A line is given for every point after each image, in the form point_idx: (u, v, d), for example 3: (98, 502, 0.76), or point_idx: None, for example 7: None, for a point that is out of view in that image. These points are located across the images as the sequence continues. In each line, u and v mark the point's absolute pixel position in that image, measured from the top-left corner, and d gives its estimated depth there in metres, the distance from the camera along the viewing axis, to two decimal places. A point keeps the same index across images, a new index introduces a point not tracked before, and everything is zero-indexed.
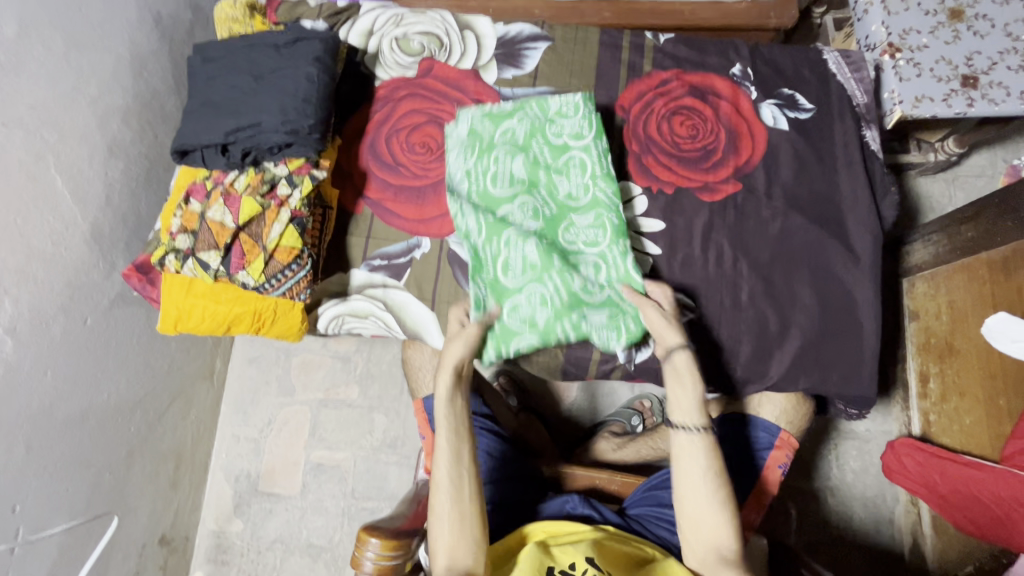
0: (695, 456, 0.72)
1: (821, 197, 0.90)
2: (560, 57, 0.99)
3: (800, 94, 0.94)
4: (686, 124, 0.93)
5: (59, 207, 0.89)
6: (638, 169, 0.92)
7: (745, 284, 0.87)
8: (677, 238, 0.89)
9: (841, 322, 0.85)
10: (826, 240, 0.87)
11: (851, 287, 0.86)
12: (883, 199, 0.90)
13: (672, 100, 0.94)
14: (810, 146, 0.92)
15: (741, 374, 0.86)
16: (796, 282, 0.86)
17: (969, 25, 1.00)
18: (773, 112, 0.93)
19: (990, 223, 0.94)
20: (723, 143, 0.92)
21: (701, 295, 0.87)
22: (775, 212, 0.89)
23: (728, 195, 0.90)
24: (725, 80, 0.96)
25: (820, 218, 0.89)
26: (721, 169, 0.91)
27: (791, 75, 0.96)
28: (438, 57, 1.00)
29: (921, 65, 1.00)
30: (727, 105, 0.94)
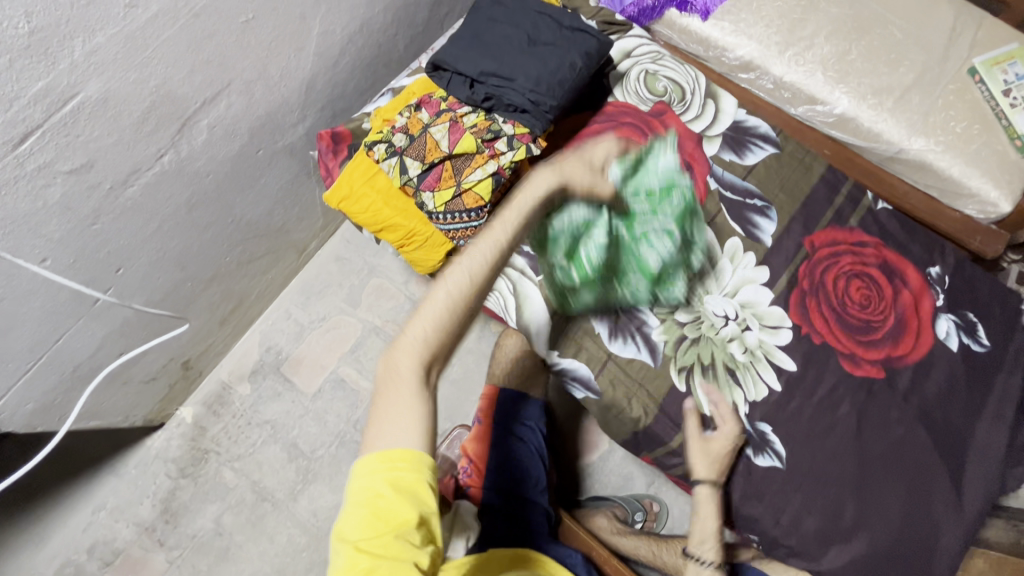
0: None
1: (953, 428, 0.87)
2: (780, 168, 1.00)
3: (982, 326, 0.92)
4: (862, 292, 0.92)
5: (302, 51, 0.93)
6: (798, 306, 0.91)
7: (842, 465, 0.84)
8: (801, 385, 0.87)
9: (914, 555, 0.81)
10: (937, 469, 0.84)
11: (940, 528, 0.82)
12: (1012, 467, 0.86)
13: (859, 263, 0.94)
14: (966, 377, 0.89)
15: (794, 543, 0.82)
16: (890, 491, 0.83)
17: None
18: (949, 327, 0.92)
19: None
20: (887, 328, 0.91)
21: (797, 450, 0.84)
22: (904, 417, 0.86)
23: (868, 376, 0.88)
24: (918, 274, 0.94)
25: (943, 447, 0.86)
26: (871, 348, 0.90)
27: (982, 304, 0.94)
28: (674, 107, 1.02)
29: None
30: (907, 295, 0.93)
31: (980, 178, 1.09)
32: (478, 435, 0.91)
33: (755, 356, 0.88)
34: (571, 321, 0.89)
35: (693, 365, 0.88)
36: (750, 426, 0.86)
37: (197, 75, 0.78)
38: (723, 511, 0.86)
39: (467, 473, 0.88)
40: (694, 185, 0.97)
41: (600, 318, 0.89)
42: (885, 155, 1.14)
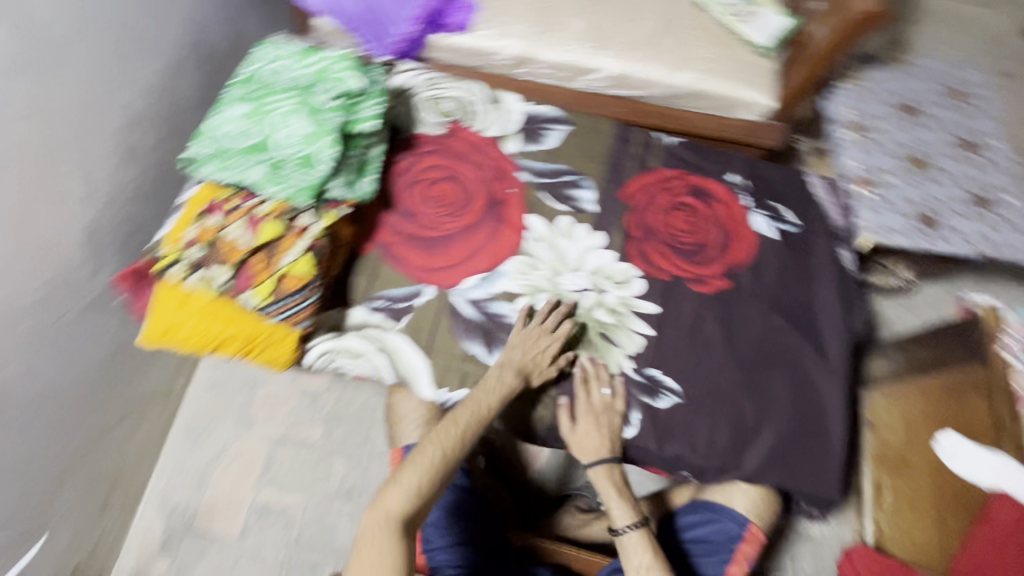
0: (634, 553, 0.86)
1: (798, 302, 0.97)
2: (577, 142, 1.08)
3: (786, 209, 1.05)
4: (685, 219, 1.01)
5: (65, 202, 0.86)
6: (638, 254, 0.98)
7: (727, 373, 0.91)
8: (667, 322, 0.94)
9: (811, 423, 0.90)
10: (800, 342, 0.94)
11: (823, 391, 0.91)
12: (854, 313, 0.98)
13: (673, 196, 1.03)
14: (792, 255, 1.00)
15: (717, 462, 0.87)
16: (773, 378, 0.91)
17: (930, 175, 1.18)
18: (762, 220, 1.03)
19: (946, 349, 1.06)
20: (716, 242, 1.00)
21: (686, 378, 0.90)
22: (758, 310, 0.96)
23: (717, 289, 0.97)
24: (722, 186, 1.05)
25: (796, 321, 0.96)
26: (711, 264, 0.98)
27: (780, 191, 1.07)
28: (465, 122, 1.07)
29: (888, 200, 1.14)
30: (722, 208, 1.03)
31: (745, 87, 1.24)
32: None
33: (620, 314, 0.94)
34: (446, 354, 0.89)
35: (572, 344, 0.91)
36: (641, 376, 0.91)
37: None
38: (651, 461, 0.90)
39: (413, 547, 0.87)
40: (510, 184, 1.01)
41: (473, 340, 0.90)
42: (663, 96, 1.27)
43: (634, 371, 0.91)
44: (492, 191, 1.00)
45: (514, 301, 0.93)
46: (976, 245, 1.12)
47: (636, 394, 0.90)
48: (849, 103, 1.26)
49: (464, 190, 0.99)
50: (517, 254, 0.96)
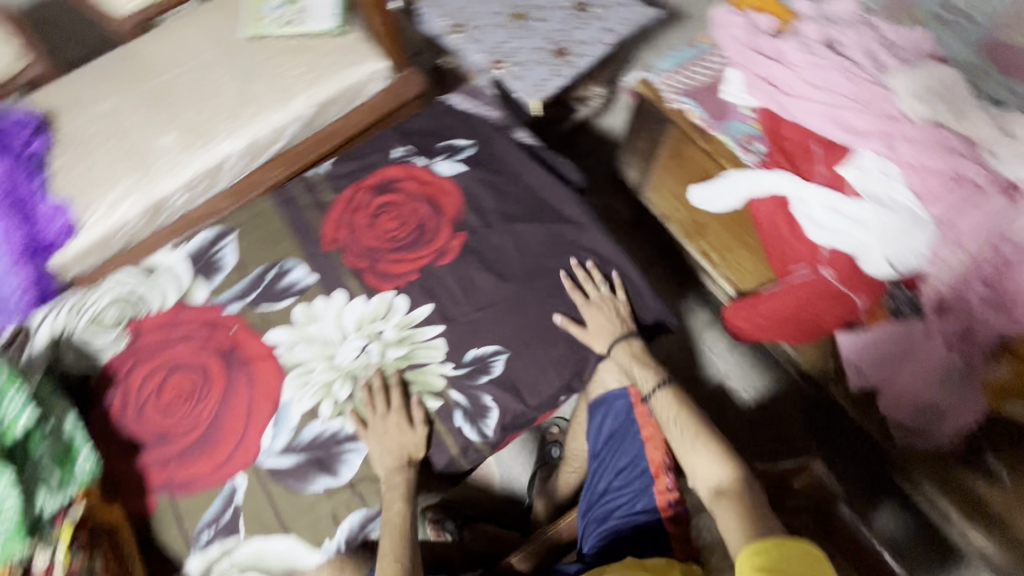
0: (666, 410, 0.85)
1: (522, 200, 1.02)
2: (255, 235, 1.03)
3: (455, 139, 1.08)
4: (389, 218, 1.01)
5: None
6: (379, 277, 0.97)
7: (521, 299, 0.94)
8: (446, 307, 0.94)
9: (606, 271, 0.97)
10: (550, 226, 0.99)
11: (591, 244, 0.99)
12: (562, 167, 1.07)
13: (364, 208, 1.03)
14: (488, 169, 1.04)
15: (573, 369, 0.92)
16: (555, 270, 0.96)
17: (532, 16, 1.30)
18: (444, 164, 1.06)
19: (645, 137, 1.22)
20: (427, 214, 1.01)
21: (499, 334, 0.92)
22: (501, 233, 0.99)
23: (459, 247, 0.98)
24: (394, 166, 1.06)
25: (533, 213, 1.01)
26: (440, 230, 1.00)
27: (441, 131, 1.10)
28: (140, 312, 0.98)
29: (524, 62, 1.24)
30: (407, 182, 1.05)
31: (354, 68, 1.25)
32: None
33: (409, 339, 0.93)
34: (305, 512, 0.85)
35: (397, 397, 0.89)
36: (464, 366, 0.90)
37: None
38: (538, 415, 0.91)
39: None
40: (228, 325, 0.95)
41: (310, 481, 0.86)
42: (297, 129, 1.24)
43: (456, 368, 0.90)
44: (214, 348, 0.93)
45: (318, 415, 0.89)
46: (603, 38, 1.27)
47: (478, 383, 0.89)
48: (438, 11, 1.32)
49: (190, 371, 0.92)
50: (284, 377, 0.91)
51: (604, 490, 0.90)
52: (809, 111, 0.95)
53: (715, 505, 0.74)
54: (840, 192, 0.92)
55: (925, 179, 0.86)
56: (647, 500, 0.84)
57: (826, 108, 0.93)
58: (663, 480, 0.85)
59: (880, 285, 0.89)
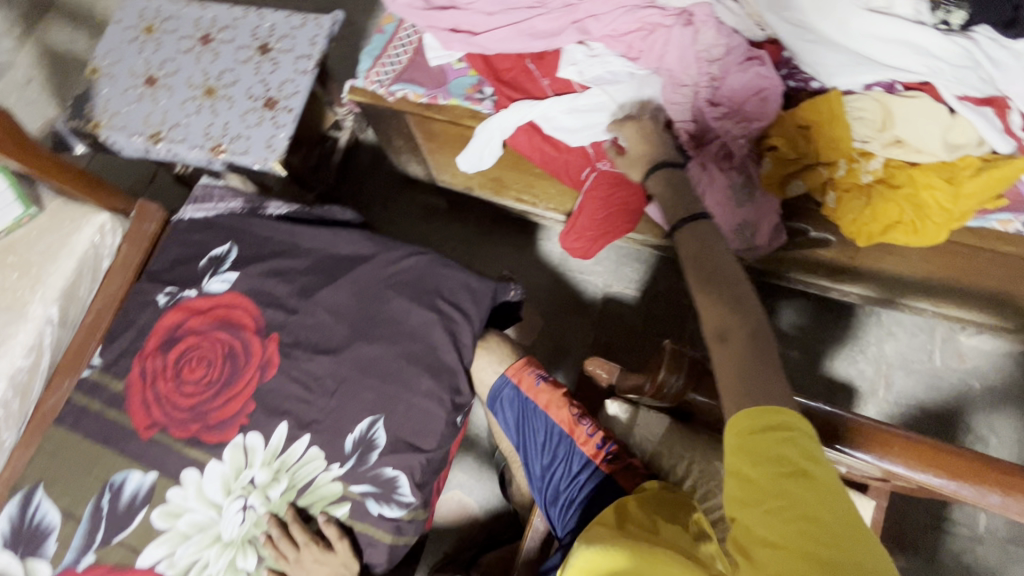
0: (693, 244, 0.73)
1: (310, 267, 0.94)
2: (65, 477, 0.88)
3: (212, 250, 0.97)
4: (193, 365, 0.91)
5: None
6: (219, 428, 0.87)
7: (365, 359, 0.88)
8: (302, 414, 0.87)
9: (425, 280, 0.92)
10: (350, 276, 0.93)
11: (399, 264, 0.93)
12: (331, 210, 1.00)
13: (163, 373, 0.91)
14: (261, 259, 0.96)
15: (450, 389, 0.87)
16: (379, 311, 0.91)
17: (221, 83, 1.19)
18: (216, 280, 0.95)
19: (394, 131, 1.16)
20: (229, 337, 0.92)
21: (365, 406, 0.86)
22: (309, 311, 0.92)
23: (278, 349, 0.90)
24: (168, 313, 0.94)
25: (328, 272, 0.93)
26: (252, 343, 0.91)
27: (192, 250, 0.98)
28: None
29: (241, 132, 1.15)
30: (189, 320, 0.94)
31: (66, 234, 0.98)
32: None
33: (282, 469, 0.85)
34: None
35: (305, 531, 0.82)
36: (351, 457, 0.84)
37: None
38: (447, 451, 0.88)
39: None
40: None
41: None
42: (59, 334, 0.96)
43: (344, 464, 0.84)
44: None
45: None
46: (303, 67, 1.19)
47: (374, 463, 0.84)
48: (123, 133, 1.17)
49: None
50: None
51: (539, 474, 0.90)
52: (503, 38, 0.94)
53: (714, 353, 0.65)
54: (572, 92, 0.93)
55: (624, 43, 0.91)
56: (579, 456, 0.87)
57: (515, 30, 0.93)
58: (580, 431, 0.88)
59: None
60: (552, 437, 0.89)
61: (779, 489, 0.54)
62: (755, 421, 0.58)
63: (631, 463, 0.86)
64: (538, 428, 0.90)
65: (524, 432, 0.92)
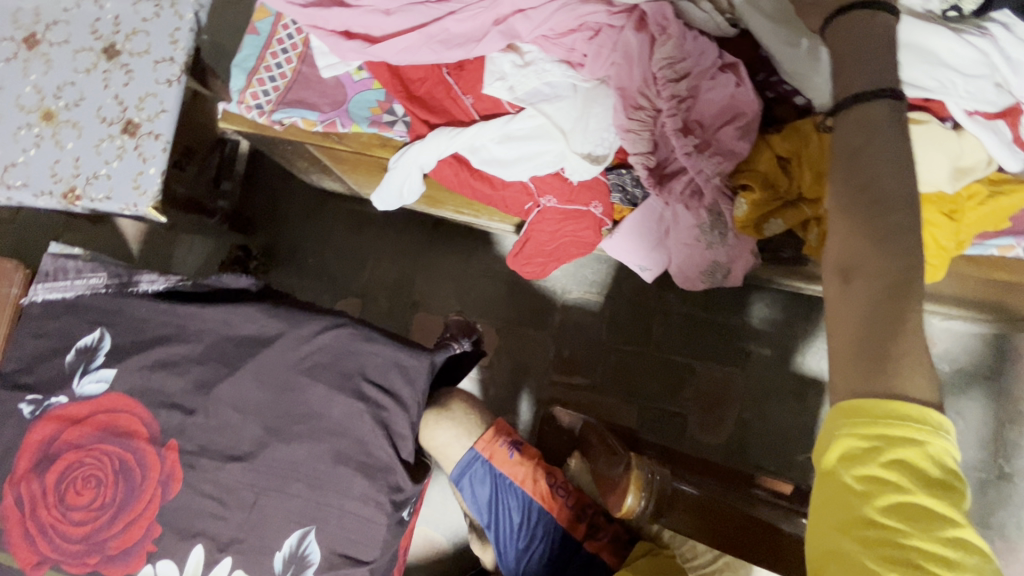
0: (872, 133, 0.52)
1: (205, 355, 0.78)
2: None
3: (79, 340, 0.79)
4: (79, 488, 0.76)
5: None
6: (122, 561, 0.74)
7: (285, 462, 0.75)
8: (219, 533, 0.75)
9: (348, 359, 0.77)
10: (256, 363, 0.77)
11: (312, 343, 0.78)
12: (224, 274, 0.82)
13: (43, 501, 0.76)
14: (143, 348, 0.78)
15: (390, 486, 0.76)
16: (296, 402, 0.76)
17: (63, 103, 0.94)
18: (91, 379, 0.78)
19: (296, 154, 0.94)
20: (116, 450, 0.76)
21: (291, 518, 0.74)
22: (211, 410, 0.77)
23: (179, 459, 0.76)
24: (37, 425, 0.78)
25: (229, 360, 0.77)
26: (145, 456, 0.76)
27: (55, 342, 0.80)
28: None
29: (100, 169, 0.92)
30: (66, 432, 0.77)
31: None
32: None
33: None
34: None
35: None
36: None
37: None
38: (395, 551, 0.78)
39: None
40: None
41: None
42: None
43: None
44: None
45: None
46: (167, 75, 0.94)
47: None
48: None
49: None
50: None
51: (514, 557, 0.81)
52: (407, 47, 0.73)
53: (842, 296, 0.51)
54: (502, 113, 0.75)
55: (563, 46, 0.72)
56: (561, 533, 0.80)
57: (421, 36, 0.72)
58: (560, 506, 0.81)
59: (599, 182, 0.76)
60: (528, 516, 0.81)
61: (878, 518, 0.46)
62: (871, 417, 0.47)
63: (613, 532, 0.83)
64: (512, 507, 0.81)
65: (496, 511, 0.82)
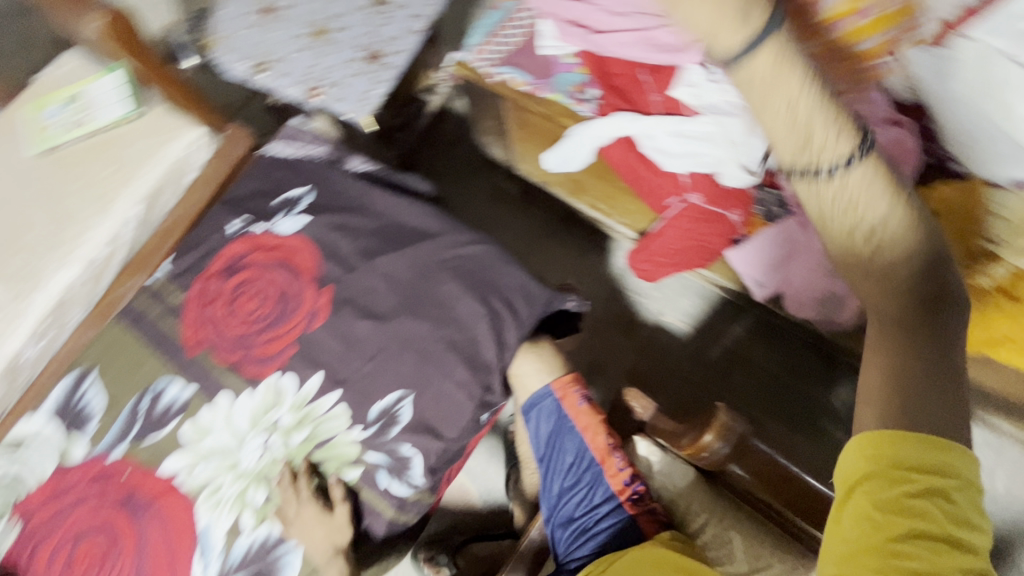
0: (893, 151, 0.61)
1: (377, 231, 0.95)
2: (114, 369, 0.93)
3: (289, 190, 1.00)
4: (247, 298, 0.93)
5: None
6: (258, 365, 0.90)
7: (408, 330, 0.88)
8: (336, 370, 0.88)
9: (486, 271, 0.91)
10: (413, 249, 0.93)
11: (463, 250, 0.92)
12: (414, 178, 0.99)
13: (220, 299, 0.94)
14: (333, 210, 0.97)
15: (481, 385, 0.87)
16: (434, 290, 0.90)
17: (334, 28, 1.20)
18: (287, 220, 0.97)
19: (489, 110, 1.12)
20: (285, 280, 0.93)
21: (397, 378, 0.87)
22: (365, 272, 0.92)
23: (327, 301, 0.91)
24: (236, 242, 0.97)
25: (394, 239, 0.94)
26: (304, 291, 0.93)
27: (272, 186, 1.01)
28: (23, 495, 0.89)
29: (341, 80, 1.15)
30: (255, 252, 0.96)
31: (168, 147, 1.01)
32: None
33: (308, 417, 0.87)
34: None
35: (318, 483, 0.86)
36: (373, 425, 0.85)
37: None
38: (464, 444, 0.88)
39: None
40: (120, 472, 0.87)
41: None
42: (138, 232, 1.00)
43: (366, 430, 0.86)
44: (112, 503, 0.86)
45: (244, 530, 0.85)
46: (415, 29, 1.18)
47: (392, 436, 0.85)
48: (233, 56, 1.20)
49: (98, 535, 0.85)
50: (193, 503, 0.85)
51: (559, 493, 0.90)
52: (623, 42, 0.89)
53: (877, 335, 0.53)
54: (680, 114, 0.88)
55: None
56: (604, 488, 0.86)
57: (638, 36, 0.88)
58: (612, 463, 0.87)
59: (745, 193, 0.88)
60: (580, 462, 0.89)
61: (894, 554, 0.47)
62: (900, 455, 0.49)
63: (654, 507, 0.84)
64: (569, 449, 0.90)
65: (554, 448, 0.92)
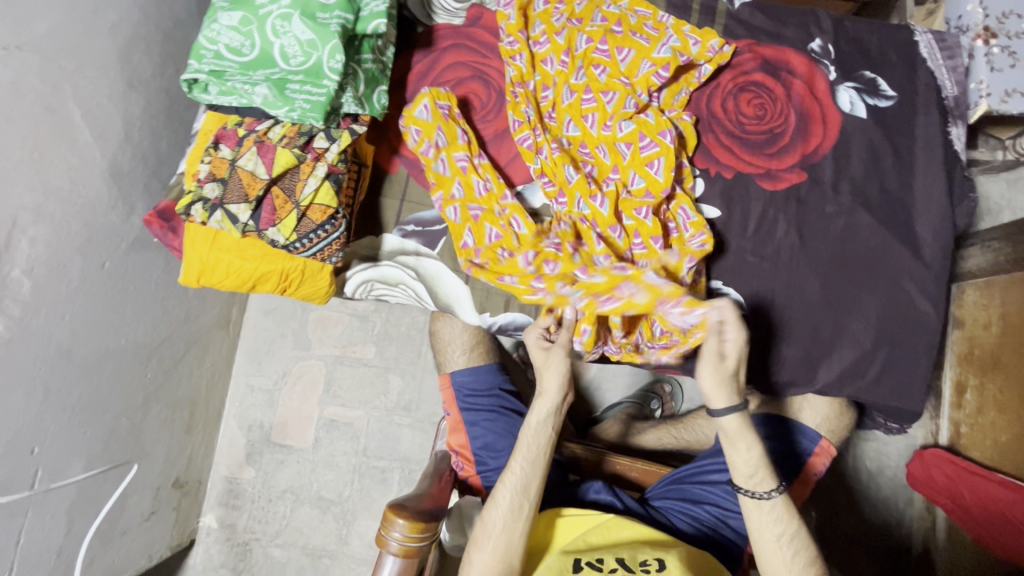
0: (773, 518, 0.73)
1: (886, 196, 0.84)
2: None
3: (882, 78, 0.87)
4: (754, 102, 0.86)
5: (78, 142, 0.80)
6: (697, 149, 0.85)
7: (805, 281, 0.83)
8: (732, 228, 0.84)
9: (904, 333, 0.81)
10: (889, 244, 0.83)
11: (917, 298, 0.82)
12: (959, 204, 0.85)
13: (740, 74, 0.87)
14: (886, 139, 0.85)
15: (785, 377, 0.82)
16: (856, 286, 0.82)
17: None
18: (852, 96, 0.86)
19: None
20: (791, 128, 0.85)
21: (753, 291, 0.83)
22: (840, 208, 0.84)
23: (792, 184, 0.84)
24: (801, 56, 0.88)
25: (888, 218, 0.83)
26: (788, 155, 0.85)
27: (876, 56, 0.88)
28: (489, 5, 0.90)
29: (1018, 54, 0.85)
30: (802, 83, 0.86)
31: None
32: (452, 425, 0.90)
33: None
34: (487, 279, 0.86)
35: None
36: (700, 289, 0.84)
37: (92, 223, 0.85)
38: None
39: (461, 466, 0.89)
40: None
41: None
42: None
43: None
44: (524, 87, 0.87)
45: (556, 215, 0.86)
46: None
47: None
48: None
49: (492, 89, 0.88)
50: None
51: (713, 482, 0.87)
52: None
53: None
54: None
55: None
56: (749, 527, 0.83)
57: None
58: None
59: None
60: None
61: None
62: None
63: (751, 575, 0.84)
64: None
65: None
